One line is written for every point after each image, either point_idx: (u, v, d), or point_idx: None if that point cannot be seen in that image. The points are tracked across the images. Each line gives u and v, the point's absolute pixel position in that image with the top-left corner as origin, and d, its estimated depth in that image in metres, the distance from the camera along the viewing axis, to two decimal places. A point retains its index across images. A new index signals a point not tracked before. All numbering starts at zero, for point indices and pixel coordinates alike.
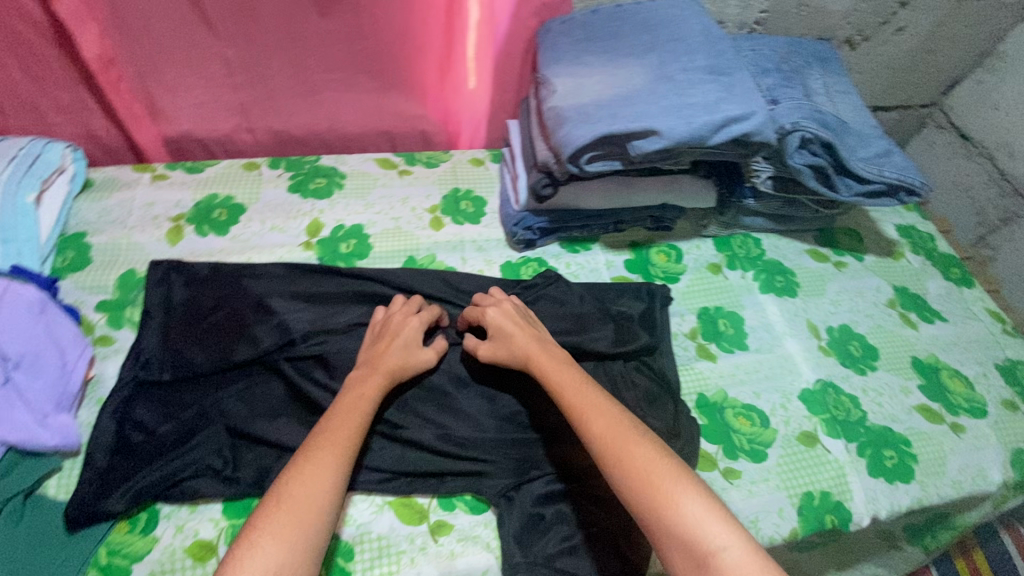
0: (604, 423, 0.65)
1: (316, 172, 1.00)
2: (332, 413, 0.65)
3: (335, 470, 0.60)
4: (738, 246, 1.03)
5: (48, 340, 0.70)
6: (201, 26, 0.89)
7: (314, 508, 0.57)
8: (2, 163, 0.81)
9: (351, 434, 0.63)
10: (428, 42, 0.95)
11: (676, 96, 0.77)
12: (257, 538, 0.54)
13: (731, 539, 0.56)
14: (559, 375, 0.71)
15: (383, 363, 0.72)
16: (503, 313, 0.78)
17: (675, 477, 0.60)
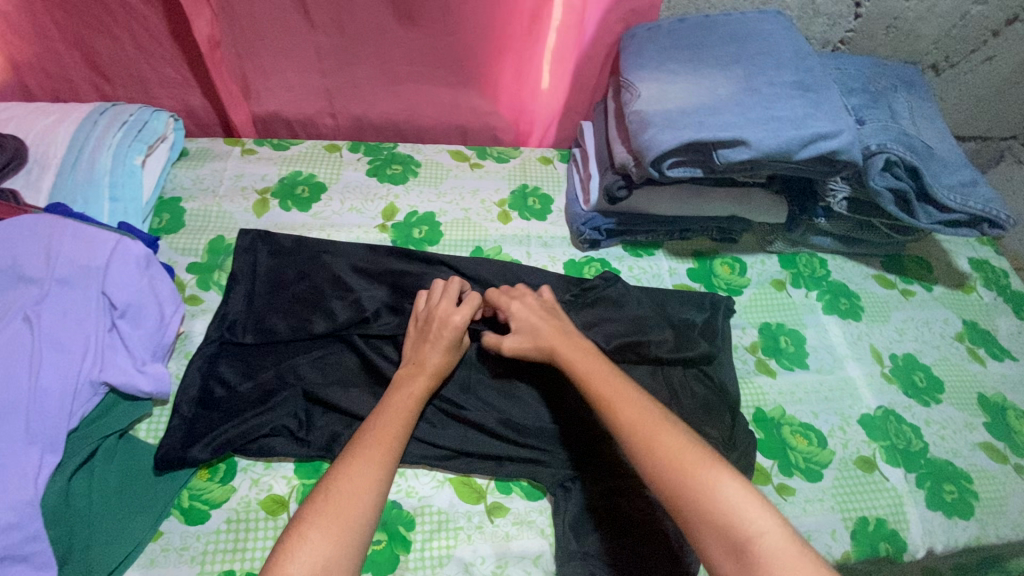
0: (634, 412, 0.65)
1: (393, 159, 1.04)
2: (376, 415, 0.67)
3: (381, 471, 0.61)
4: (803, 265, 1.02)
5: (150, 293, 0.73)
6: (303, 13, 0.94)
7: (362, 505, 0.58)
8: (115, 128, 0.86)
9: (395, 438, 0.65)
10: (514, 41, 0.98)
11: (764, 109, 0.78)
12: (305, 529, 0.55)
13: (768, 524, 0.55)
14: (587, 368, 0.71)
15: (427, 364, 0.72)
16: (524, 307, 0.78)
17: (708, 463, 0.60)
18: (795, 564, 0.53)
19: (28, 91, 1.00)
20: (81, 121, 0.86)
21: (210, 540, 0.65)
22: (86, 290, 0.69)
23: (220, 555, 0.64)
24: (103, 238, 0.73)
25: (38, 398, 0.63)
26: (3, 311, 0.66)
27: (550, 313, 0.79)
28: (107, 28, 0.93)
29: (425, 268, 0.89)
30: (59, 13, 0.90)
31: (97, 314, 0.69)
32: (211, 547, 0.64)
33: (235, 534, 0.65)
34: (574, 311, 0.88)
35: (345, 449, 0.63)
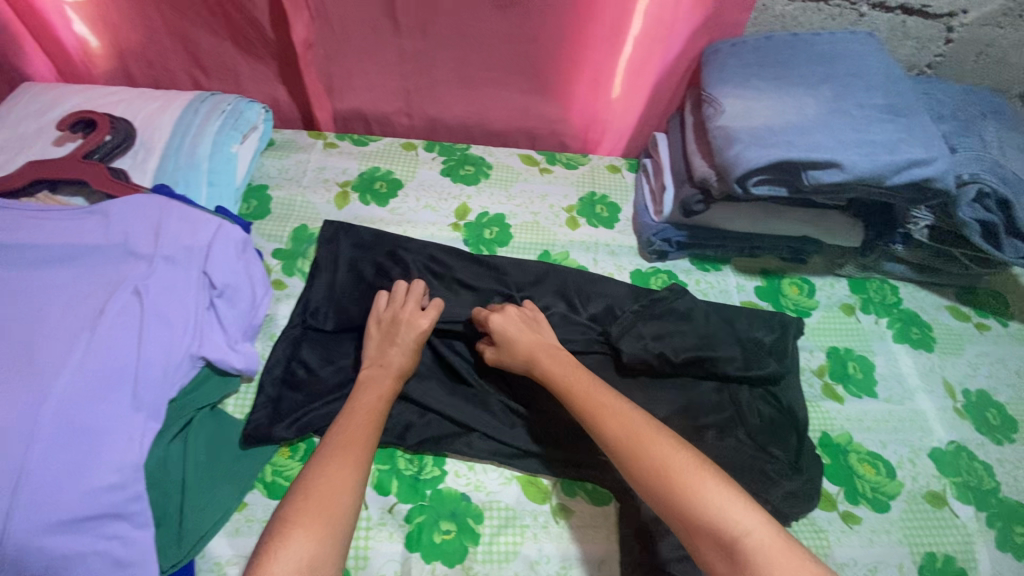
0: (618, 421, 0.66)
1: (465, 160, 1.07)
2: (345, 414, 0.68)
3: (357, 468, 0.63)
4: (874, 291, 1.01)
5: (244, 276, 0.77)
6: (391, 16, 0.96)
7: (341, 503, 0.59)
8: (215, 117, 0.90)
9: (369, 436, 0.66)
10: (595, 50, 0.99)
11: (854, 132, 0.77)
12: (288, 530, 0.56)
13: (755, 522, 0.56)
14: (568, 380, 0.72)
15: (389, 364, 0.74)
16: (504, 317, 0.78)
17: (693, 467, 0.61)
18: (785, 559, 0.54)
19: (130, 79, 1.06)
20: (183, 108, 0.90)
21: None
22: (188, 269, 0.73)
23: None
24: (206, 221, 0.77)
25: (144, 368, 0.66)
26: (115, 283, 0.70)
27: (531, 324, 0.79)
28: (208, 23, 0.97)
29: (497, 273, 0.90)
30: (166, 7, 0.95)
31: (197, 293, 0.73)
32: None
33: None
34: (640, 321, 0.86)
35: (319, 450, 0.64)
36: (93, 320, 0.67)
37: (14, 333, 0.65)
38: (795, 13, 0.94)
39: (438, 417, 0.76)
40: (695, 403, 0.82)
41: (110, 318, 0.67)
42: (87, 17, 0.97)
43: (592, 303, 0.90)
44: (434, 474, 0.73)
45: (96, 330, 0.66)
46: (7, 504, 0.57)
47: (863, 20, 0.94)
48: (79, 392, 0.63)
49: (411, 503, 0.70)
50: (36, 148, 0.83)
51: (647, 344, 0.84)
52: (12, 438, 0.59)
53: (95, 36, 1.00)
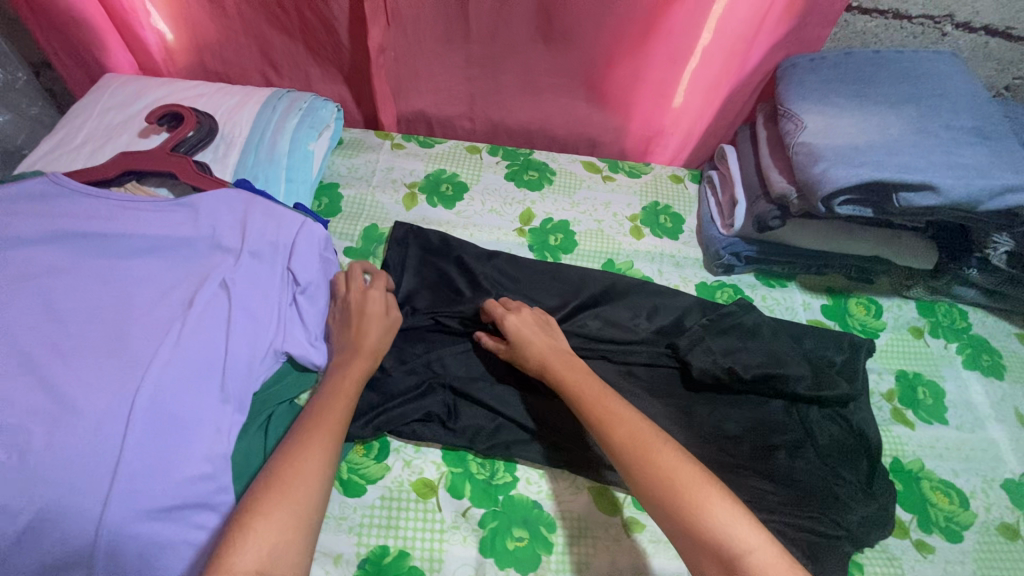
0: (625, 428, 0.65)
1: (529, 165, 1.07)
2: (317, 402, 0.67)
3: (326, 456, 0.61)
4: (942, 315, 0.98)
5: (325, 275, 0.80)
6: (463, 20, 0.96)
7: (308, 492, 0.57)
8: (294, 114, 0.92)
9: (340, 424, 0.65)
10: (666, 62, 0.98)
11: (943, 154, 0.76)
12: (252, 519, 0.53)
13: (756, 541, 0.55)
14: (580, 387, 0.71)
15: (365, 346, 0.73)
16: (520, 318, 0.78)
17: (701, 481, 0.59)
18: None
19: (204, 74, 1.08)
20: (262, 105, 0.92)
21: (366, 514, 0.68)
22: (273, 265, 0.75)
23: (375, 530, 0.67)
24: (290, 218, 0.78)
25: (231, 360, 0.68)
26: (204, 275, 0.71)
27: (544, 327, 0.79)
28: (283, 22, 0.98)
29: (565, 285, 0.90)
30: (244, 5, 0.96)
31: (282, 288, 0.75)
32: (367, 520, 0.68)
33: (389, 511, 0.69)
34: (709, 335, 0.84)
35: (288, 437, 0.62)
36: (183, 311, 0.68)
37: (109, 320, 0.66)
38: (876, 30, 0.93)
39: (511, 424, 0.75)
40: (766, 421, 0.81)
41: (200, 308, 0.69)
42: (169, 13, 0.98)
43: (659, 315, 0.89)
44: (506, 480, 0.72)
45: (187, 320, 0.67)
46: (105, 491, 0.57)
47: (945, 39, 0.93)
48: (171, 382, 0.64)
49: (485, 508, 0.70)
50: (123, 138, 0.85)
51: (716, 358, 0.82)
52: (110, 424, 0.60)
53: (175, 32, 1.02)
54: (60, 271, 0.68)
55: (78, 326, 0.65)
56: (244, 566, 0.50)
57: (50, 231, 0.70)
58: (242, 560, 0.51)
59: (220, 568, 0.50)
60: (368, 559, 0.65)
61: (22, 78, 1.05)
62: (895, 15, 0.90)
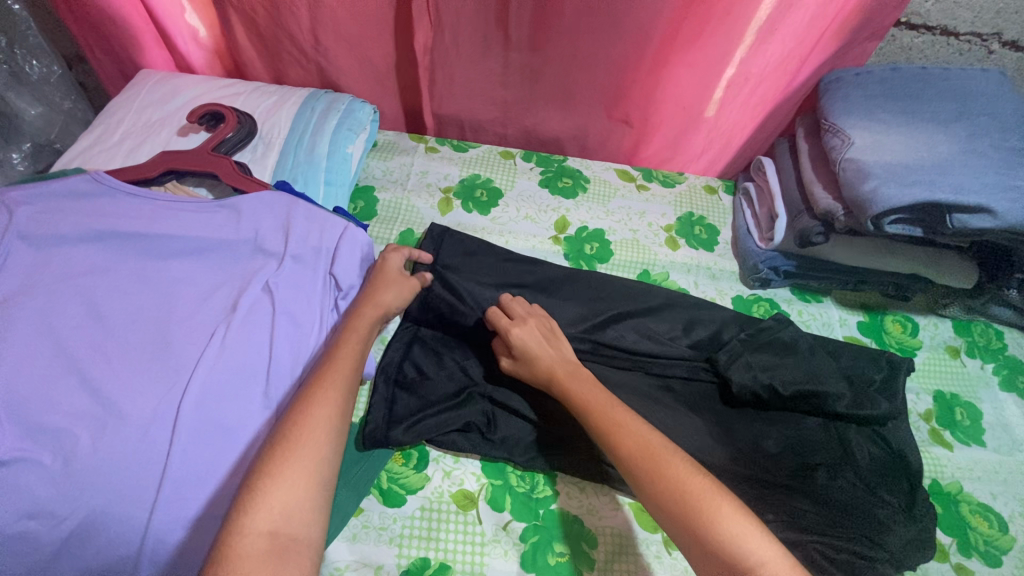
0: (636, 441, 0.62)
1: (563, 172, 1.06)
2: (324, 360, 0.65)
3: (333, 412, 0.58)
4: (979, 335, 0.97)
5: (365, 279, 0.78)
6: (499, 28, 0.93)
7: (314, 450, 0.55)
8: (332, 116, 0.91)
9: (346, 380, 0.62)
10: (707, 76, 0.96)
11: (994, 175, 0.75)
12: (261, 480, 0.52)
13: (767, 553, 0.53)
14: (584, 397, 0.68)
15: (381, 301, 0.72)
16: (526, 331, 0.74)
17: (711, 491, 0.57)
18: None
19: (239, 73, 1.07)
20: (300, 107, 0.91)
21: (406, 525, 0.68)
22: (315, 269, 0.74)
23: (416, 541, 0.67)
24: (333, 223, 0.77)
25: (275, 367, 0.67)
26: (247, 279, 0.71)
27: (549, 338, 0.75)
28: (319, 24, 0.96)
29: (606, 298, 0.89)
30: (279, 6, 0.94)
31: (324, 293, 0.74)
32: (407, 532, 0.67)
33: (429, 523, 0.68)
34: (747, 350, 0.83)
35: (294, 397, 0.60)
36: (227, 315, 0.68)
37: (153, 323, 0.66)
38: (922, 46, 0.91)
39: (551, 437, 0.74)
40: (803, 439, 0.79)
41: (244, 313, 0.68)
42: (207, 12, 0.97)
43: (696, 330, 0.88)
44: (547, 494, 0.72)
45: (231, 324, 0.67)
46: (151, 498, 0.56)
47: (991, 57, 0.91)
48: (216, 387, 0.63)
49: (526, 522, 0.69)
50: (162, 137, 0.85)
51: (756, 374, 0.80)
52: (155, 429, 0.59)
53: (211, 30, 1.00)
54: (105, 272, 0.67)
55: (123, 328, 0.65)
56: (256, 526, 0.49)
57: (94, 229, 0.69)
58: (253, 520, 0.49)
59: (232, 529, 0.49)
60: (410, 571, 0.65)
61: (57, 72, 1.04)
62: (943, 31, 0.89)
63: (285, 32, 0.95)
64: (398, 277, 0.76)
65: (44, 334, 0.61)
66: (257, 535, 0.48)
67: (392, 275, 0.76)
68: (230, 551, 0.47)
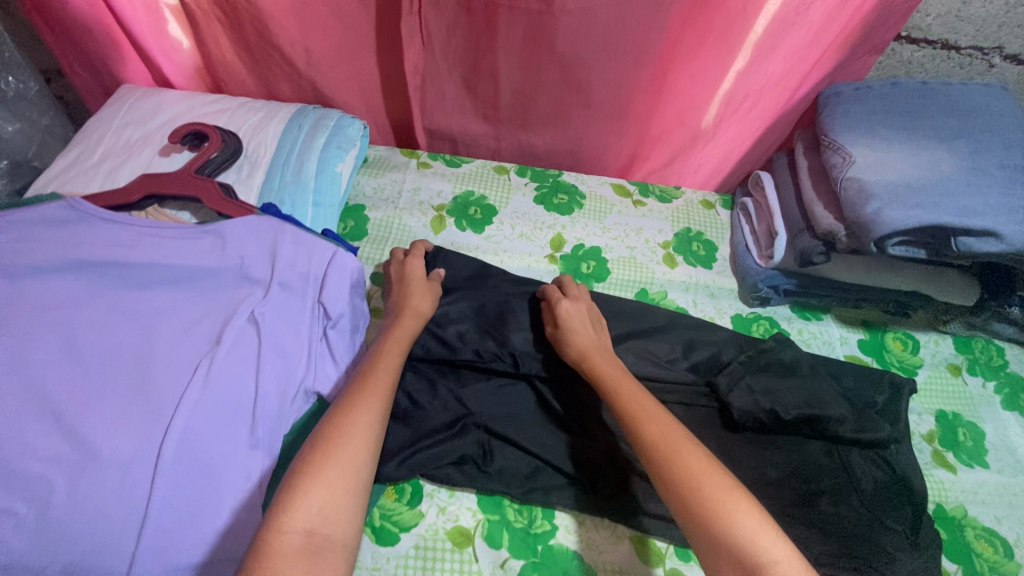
0: (658, 429, 0.61)
1: (558, 188, 1.03)
2: (365, 367, 0.65)
3: (374, 419, 0.58)
4: (979, 352, 0.96)
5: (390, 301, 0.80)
6: (491, 44, 0.90)
7: (355, 454, 0.54)
8: (320, 134, 0.89)
9: (385, 389, 0.62)
10: (705, 91, 0.93)
11: (1000, 196, 0.73)
12: (300, 478, 0.51)
13: (780, 554, 0.51)
14: (615, 382, 0.69)
15: (413, 308, 0.76)
16: (573, 307, 0.79)
17: (729, 486, 0.55)
18: None
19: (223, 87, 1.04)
20: (287, 124, 0.89)
21: (400, 565, 0.65)
22: (303, 297, 0.71)
23: None
24: (322, 248, 0.74)
25: (261, 402, 0.64)
26: (232, 309, 0.68)
27: (593, 323, 0.79)
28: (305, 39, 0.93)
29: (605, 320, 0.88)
30: None
31: (312, 321, 0.71)
32: (400, 572, 0.65)
33: (423, 562, 0.66)
34: (748, 373, 0.82)
35: (337, 402, 0.60)
36: (212, 347, 0.65)
37: (133, 358, 0.63)
38: (923, 60, 0.90)
39: (549, 468, 0.72)
40: (807, 465, 0.78)
41: (228, 345, 0.65)
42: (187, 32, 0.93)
43: (692, 354, 0.86)
44: (545, 529, 0.69)
45: (215, 358, 0.64)
46: (131, 547, 0.54)
47: (992, 70, 0.90)
48: (200, 425, 0.60)
49: (524, 559, 0.67)
50: (142, 158, 0.82)
51: (757, 399, 0.79)
52: (136, 471, 0.57)
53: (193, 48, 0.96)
54: (81, 304, 0.64)
55: (102, 364, 0.62)
56: (295, 524, 0.48)
57: (71, 258, 0.66)
58: (292, 518, 0.48)
59: (271, 526, 0.48)
60: None
61: (33, 87, 1.01)
62: (944, 45, 0.87)
63: (271, 47, 0.92)
64: (423, 285, 0.80)
65: (16, 373, 0.58)
66: (296, 533, 0.48)
67: (418, 283, 0.80)
68: (267, 548, 0.47)
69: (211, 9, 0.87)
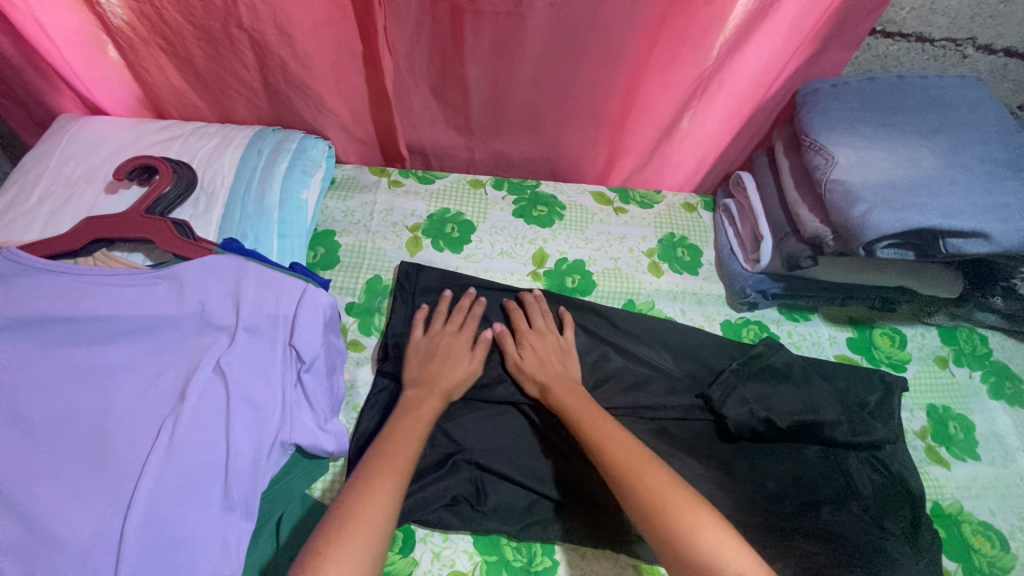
0: (624, 454, 0.62)
1: (537, 199, 1.00)
2: (385, 437, 0.65)
3: (392, 496, 0.57)
4: (964, 342, 0.96)
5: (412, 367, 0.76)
6: (457, 54, 0.85)
7: (370, 539, 0.53)
8: (282, 158, 0.83)
9: (405, 465, 0.61)
10: (681, 94, 0.91)
11: (983, 191, 0.73)
12: (316, 559, 0.50)
13: (746, 565, 0.52)
14: (578, 410, 0.69)
15: (439, 386, 0.72)
16: (535, 343, 0.78)
17: (693, 505, 0.56)
18: None
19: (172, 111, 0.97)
20: (244, 150, 0.83)
21: None
22: (273, 341, 0.66)
23: None
24: (290, 286, 0.69)
25: (233, 461, 0.59)
26: (195, 360, 0.63)
27: (559, 355, 0.78)
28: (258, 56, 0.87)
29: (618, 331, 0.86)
30: None
31: (285, 367, 0.66)
32: None
33: None
34: (740, 382, 0.79)
35: (353, 477, 0.59)
36: (175, 405, 0.60)
37: (88, 425, 0.58)
38: (897, 53, 0.89)
39: (545, 501, 0.70)
40: (804, 473, 0.76)
41: (194, 402, 0.60)
42: (128, 61, 0.86)
43: (680, 366, 0.84)
44: (547, 565, 0.67)
45: (180, 418, 0.59)
46: None
47: (964, 62, 0.89)
48: (168, 493, 0.56)
49: None
50: (86, 198, 0.75)
51: (751, 409, 0.77)
52: (97, 554, 0.51)
53: (135, 78, 0.89)
54: (25, 368, 0.58)
55: (54, 433, 0.56)
56: None
57: (10, 318, 0.60)
58: None
59: None
60: None
61: None
62: (918, 38, 0.86)
63: (219, 68, 0.85)
64: (449, 357, 0.76)
65: None
66: None
67: (449, 356, 0.76)
68: None
69: (154, 33, 0.80)
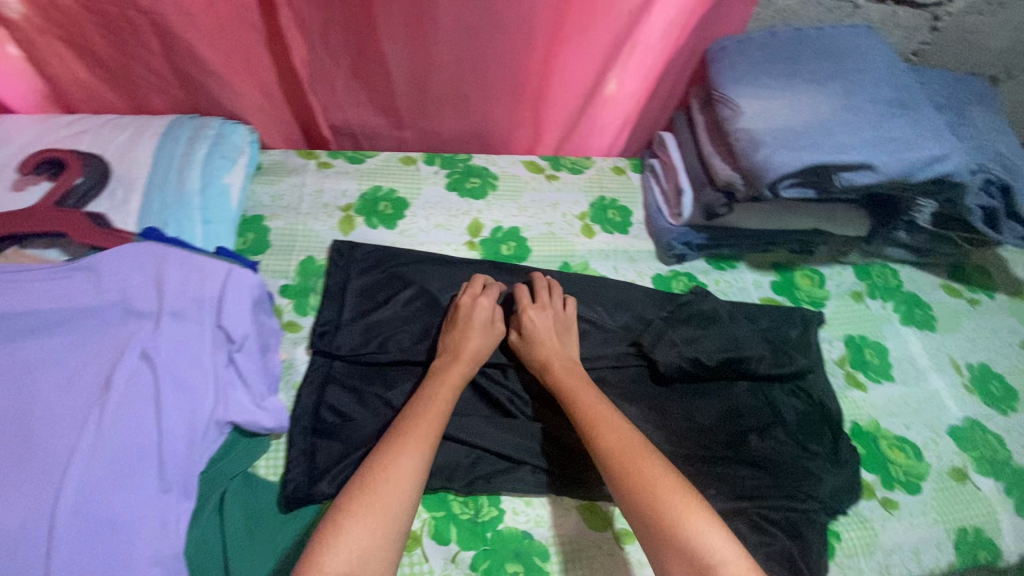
0: (616, 439, 0.64)
1: (469, 171, 1.01)
2: (415, 403, 0.67)
3: (417, 461, 0.60)
4: (877, 276, 1.03)
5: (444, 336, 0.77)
6: (371, 32, 0.85)
7: (395, 503, 0.57)
8: (200, 146, 0.82)
9: (434, 428, 0.64)
10: (597, 61, 0.93)
11: (872, 130, 0.78)
12: (343, 522, 0.54)
13: (729, 551, 0.55)
14: (575, 393, 0.71)
15: (467, 352, 0.74)
16: (540, 315, 0.79)
17: (682, 491, 0.58)
18: None
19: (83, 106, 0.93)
20: (160, 139, 0.81)
21: None
22: (201, 324, 0.66)
23: None
24: (213, 269, 0.69)
25: (167, 443, 0.59)
26: (119, 348, 0.62)
27: (560, 332, 0.79)
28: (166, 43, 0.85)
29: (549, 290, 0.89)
30: None
31: (215, 348, 0.66)
32: None
33: None
34: (670, 327, 0.84)
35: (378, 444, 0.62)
36: (100, 394, 0.59)
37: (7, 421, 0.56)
38: (794, 8, 0.93)
39: (488, 456, 0.72)
40: (734, 407, 0.81)
41: (120, 389, 0.59)
42: (26, 55, 0.82)
43: (613, 319, 0.88)
44: (493, 515, 0.70)
45: (107, 406, 0.58)
46: None
47: (857, 12, 0.94)
48: (99, 480, 0.55)
49: (475, 548, 0.67)
50: None
51: (681, 350, 0.81)
52: (27, 545, 0.51)
53: (36, 72, 0.85)
54: None
55: None
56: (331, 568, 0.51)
57: None
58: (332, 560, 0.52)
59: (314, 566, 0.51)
60: None
61: None
62: None
63: (126, 57, 0.83)
64: (474, 325, 0.77)
65: None
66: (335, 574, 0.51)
67: (475, 323, 0.77)
68: None
69: (49, 23, 0.78)
